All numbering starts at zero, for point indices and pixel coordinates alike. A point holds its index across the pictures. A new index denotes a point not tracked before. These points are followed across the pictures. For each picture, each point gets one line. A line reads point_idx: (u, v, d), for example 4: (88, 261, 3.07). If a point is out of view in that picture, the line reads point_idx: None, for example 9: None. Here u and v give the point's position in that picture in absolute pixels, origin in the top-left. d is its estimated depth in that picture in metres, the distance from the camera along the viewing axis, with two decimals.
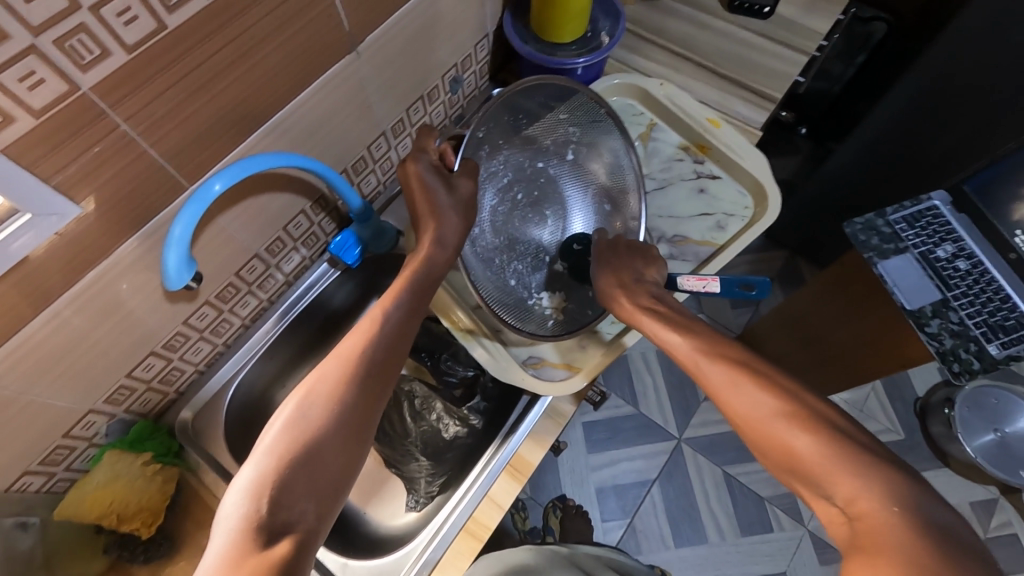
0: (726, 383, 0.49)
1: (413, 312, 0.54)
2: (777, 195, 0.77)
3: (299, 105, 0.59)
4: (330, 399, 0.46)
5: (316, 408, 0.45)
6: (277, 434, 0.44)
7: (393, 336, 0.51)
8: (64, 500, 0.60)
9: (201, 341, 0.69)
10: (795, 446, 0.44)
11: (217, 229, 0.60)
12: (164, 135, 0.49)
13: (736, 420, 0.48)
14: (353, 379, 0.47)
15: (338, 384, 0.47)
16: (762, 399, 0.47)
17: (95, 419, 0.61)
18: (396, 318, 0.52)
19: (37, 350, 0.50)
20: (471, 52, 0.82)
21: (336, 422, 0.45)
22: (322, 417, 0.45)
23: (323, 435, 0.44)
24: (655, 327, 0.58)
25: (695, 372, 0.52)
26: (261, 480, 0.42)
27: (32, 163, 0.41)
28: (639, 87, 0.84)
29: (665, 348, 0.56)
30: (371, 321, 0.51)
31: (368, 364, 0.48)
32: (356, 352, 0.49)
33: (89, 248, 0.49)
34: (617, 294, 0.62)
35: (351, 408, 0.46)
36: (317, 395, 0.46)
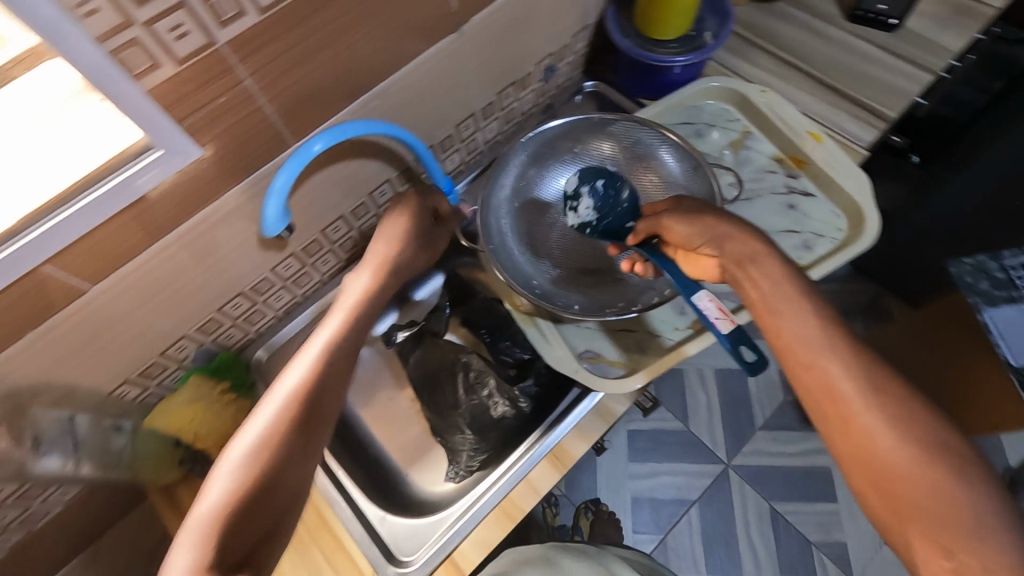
0: (846, 387, 0.46)
1: (359, 332, 0.61)
2: (877, 219, 0.71)
3: (401, 78, 0.62)
4: (277, 427, 0.52)
5: (264, 436, 0.52)
6: (230, 466, 0.50)
7: (336, 360, 0.58)
8: (153, 412, 0.67)
9: (283, 289, 0.74)
10: (898, 468, 0.43)
11: (310, 187, 0.64)
12: (280, 93, 0.53)
13: (828, 420, 0.46)
14: (299, 405, 0.54)
15: (285, 411, 0.53)
16: (880, 413, 0.44)
17: (187, 344, 0.67)
18: (340, 344, 0.59)
19: (149, 275, 0.56)
20: (569, 42, 0.82)
21: (285, 445, 0.52)
22: (272, 443, 0.52)
23: (273, 461, 0.51)
24: (768, 278, 0.52)
25: (807, 356, 0.48)
26: (216, 511, 0.47)
27: (169, 105, 0.46)
28: (739, 92, 0.81)
29: (778, 334, 0.50)
30: (314, 350, 0.58)
31: (312, 389, 0.55)
32: (303, 381, 0.55)
33: (204, 189, 0.54)
34: (721, 233, 0.56)
35: (298, 433, 0.53)
36: (269, 426, 0.53)
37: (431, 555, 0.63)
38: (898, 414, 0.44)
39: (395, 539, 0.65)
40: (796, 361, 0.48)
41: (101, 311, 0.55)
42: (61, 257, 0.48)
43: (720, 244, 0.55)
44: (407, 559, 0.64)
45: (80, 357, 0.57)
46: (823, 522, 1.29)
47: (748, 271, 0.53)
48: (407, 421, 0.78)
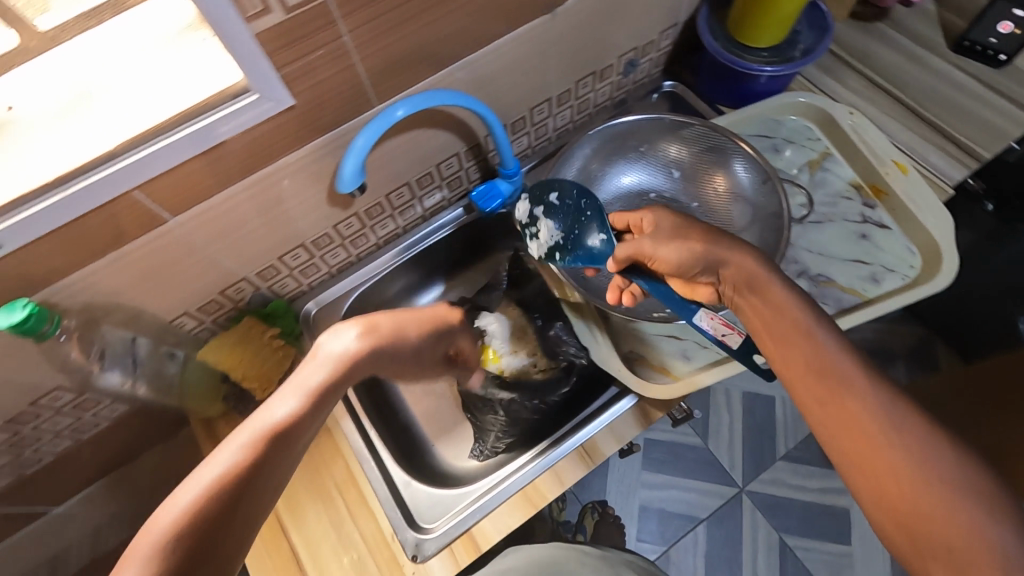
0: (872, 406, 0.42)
1: (323, 408, 0.51)
2: (955, 263, 0.68)
3: (488, 53, 0.62)
4: (198, 522, 0.39)
5: (175, 534, 0.38)
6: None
7: (290, 437, 0.46)
8: (207, 345, 0.69)
9: (340, 247, 0.75)
10: (924, 503, 0.38)
11: (383, 151, 0.65)
12: (373, 54, 0.53)
13: (861, 450, 0.41)
14: (232, 493, 0.41)
15: (210, 501, 0.40)
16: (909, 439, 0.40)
17: (245, 287, 0.70)
18: (299, 419, 0.48)
19: (223, 214, 0.58)
20: (655, 38, 0.80)
21: (205, 547, 0.39)
22: (190, 542, 0.38)
23: (186, 571, 0.37)
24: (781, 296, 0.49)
25: (826, 373, 0.45)
26: (195, 508, 0.40)
27: (272, 52, 0.47)
28: (825, 110, 0.78)
29: (784, 355, 0.48)
30: (264, 422, 0.46)
31: (253, 472, 0.43)
32: (244, 461, 0.43)
33: (287, 138, 0.55)
34: (719, 251, 0.53)
35: (224, 530, 0.40)
36: (183, 519, 0.39)
37: (449, 528, 0.63)
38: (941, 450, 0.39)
39: (417, 505, 0.67)
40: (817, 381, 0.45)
41: (174, 243, 0.57)
42: (150, 185, 0.50)
43: (720, 264, 0.52)
44: (428, 526, 0.65)
45: (149, 284, 0.59)
46: (834, 563, 1.26)
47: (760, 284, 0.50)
48: (441, 393, 0.80)
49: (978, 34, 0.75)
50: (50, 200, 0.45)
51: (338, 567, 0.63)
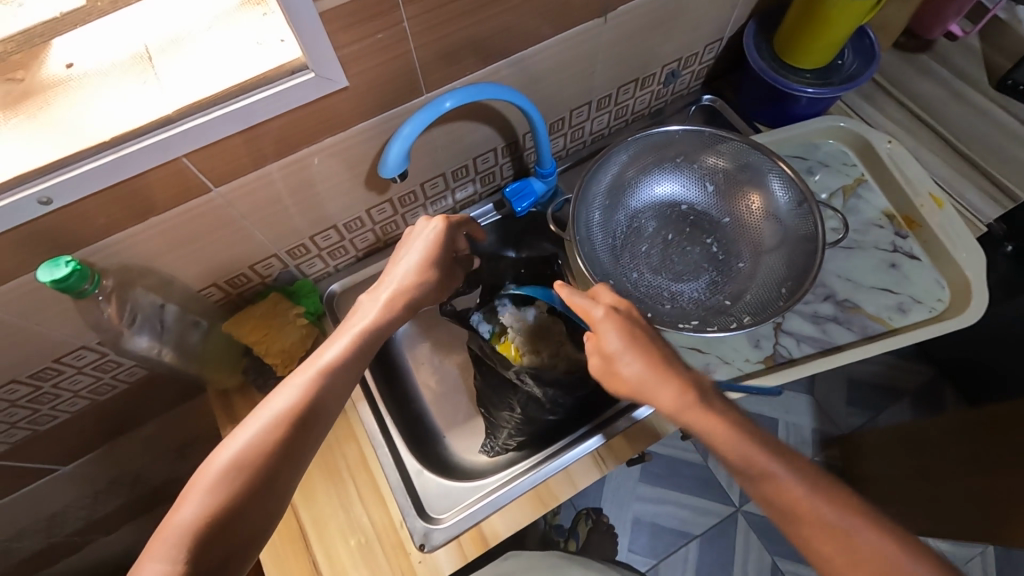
0: (808, 507, 0.45)
1: (365, 354, 0.55)
2: (984, 300, 0.68)
3: (538, 51, 0.62)
4: (261, 453, 0.47)
5: (244, 461, 0.46)
6: (202, 487, 0.45)
7: (334, 383, 0.52)
8: (232, 318, 0.69)
9: (370, 232, 0.75)
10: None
11: (426, 139, 0.65)
12: (429, 43, 0.54)
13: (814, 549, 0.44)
14: (283, 435, 0.48)
15: (271, 438, 0.48)
16: (840, 535, 0.44)
17: (273, 263, 0.70)
18: (344, 364, 0.53)
19: (262, 189, 0.58)
20: (700, 51, 0.80)
21: (264, 477, 0.47)
22: (253, 470, 0.46)
23: (251, 492, 0.46)
24: (704, 419, 0.49)
25: (762, 476, 0.47)
26: (252, 445, 0.47)
27: (334, 32, 0.47)
28: (863, 137, 0.78)
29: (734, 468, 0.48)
30: (315, 368, 0.52)
31: (304, 416, 0.50)
32: (295, 405, 0.49)
33: (335, 118, 0.56)
34: (648, 382, 0.51)
35: (280, 463, 0.48)
36: (250, 448, 0.47)
37: (458, 521, 0.64)
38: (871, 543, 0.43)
39: (426, 495, 0.67)
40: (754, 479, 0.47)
41: (212, 213, 0.57)
42: (199, 153, 0.50)
43: (647, 394, 0.52)
44: (437, 517, 0.65)
45: (182, 252, 0.59)
46: None
47: (683, 418, 0.50)
48: (454, 387, 0.78)
49: (1021, 74, 0.74)
50: (104, 160, 0.46)
51: (345, 549, 0.63)
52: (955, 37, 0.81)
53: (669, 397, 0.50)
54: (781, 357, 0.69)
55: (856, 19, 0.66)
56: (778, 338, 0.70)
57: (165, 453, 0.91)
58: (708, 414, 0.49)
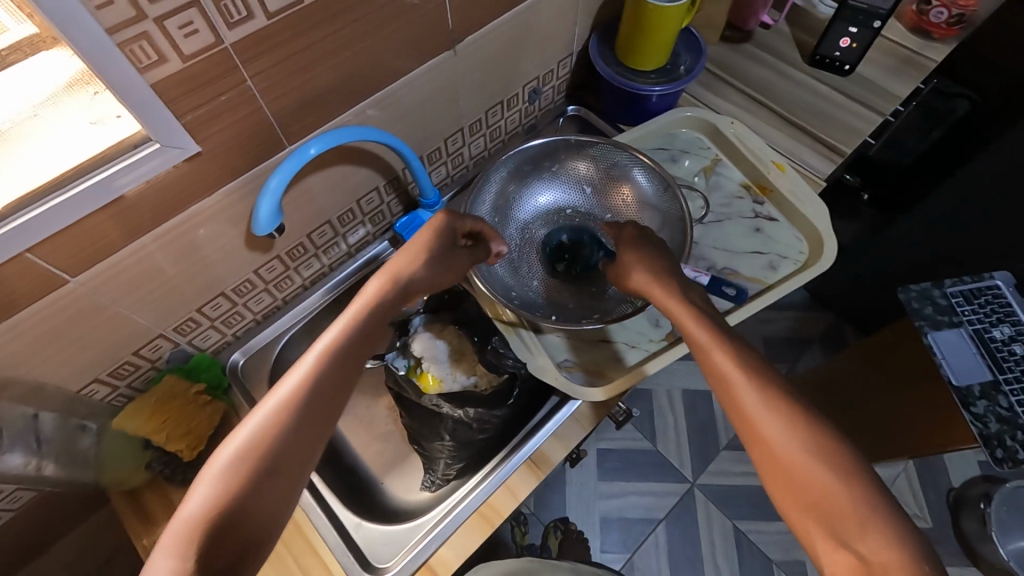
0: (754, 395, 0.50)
1: (372, 333, 0.52)
2: (834, 246, 0.77)
3: (396, 89, 0.65)
4: (268, 440, 0.44)
5: (249, 448, 0.43)
6: (208, 477, 0.42)
7: (343, 357, 0.49)
8: (122, 412, 0.64)
9: (264, 292, 0.73)
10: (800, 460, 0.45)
11: (300, 190, 0.65)
12: (280, 96, 0.54)
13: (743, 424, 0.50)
14: (290, 420, 0.45)
15: (276, 423, 0.45)
16: (788, 439, 0.47)
17: (162, 344, 0.66)
18: (350, 344, 0.50)
19: (130, 271, 0.55)
20: (555, 67, 0.86)
21: (272, 461, 0.43)
22: (258, 456, 0.43)
23: (261, 476, 0.43)
24: (681, 312, 0.58)
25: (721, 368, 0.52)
26: (258, 428, 0.44)
27: (171, 101, 0.46)
28: (710, 122, 0.87)
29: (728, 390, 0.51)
30: (316, 350, 0.49)
31: (312, 395, 0.46)
32: (302, 385, 0.46)
33: (195, 185, 0.54)
34: (649, 282, 0.62)
35: (289, 446, 0.44)
36: (258, 434, 0.44)
37: (407, 562, 0.62)
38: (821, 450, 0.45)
39: (371, 545, 0.65)
40: (723, 388, 0.52)
41: (78, 304, 0.53)
42: (46, 244, 0.47)
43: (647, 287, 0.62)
44: (383, 566, 0.63)
45: (49, 353, 0.55)
46: (783, 542, 1.33)
47: (709, 354, 0.54)
48: (386, 431, 0.77)
49: (825, 50, 0.87)
50: None
51: None
52: (768, 25, 0.96)
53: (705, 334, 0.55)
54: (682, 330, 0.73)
55: (677, 19, 0.74)
56: None
57: None
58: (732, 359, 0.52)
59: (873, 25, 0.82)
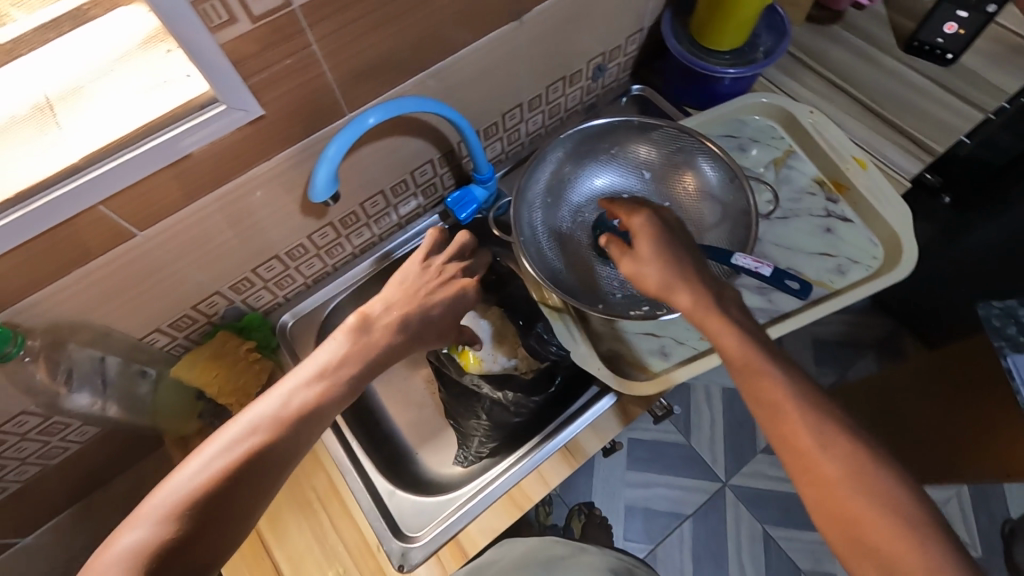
0: (793, 404, 0.48)
1: (339, 394, 0.54)
2: (914, 255, 0.71)
3: (459, 60, 0.63)
4: (208, 488, 0.45)
5: (187, 494, 0.44)
6: (152, 517, 0.43)
7: (301, 417, 0.51)
8: (180, 361, 0.68)
9: (316, 257, 0.75)
10: (843, 478, 0.44)
11: (356, 159, 0.65)
12: (343, 62, 0.53)
13: (782, 438, 0.48)
14: (240, 470, 0.46)
15: (219, 473, 0.46)
16: (829, 458, 0.45)
17: (218, 301, 0.68)
18: (314, 402, 0.53)
19: (192, 229, 0.57)
20: (622, 43, 0.81)
21: (214, 508, 0.44)
22: (195, 505, 0.44)
23: (201, 521, 0.44)
24: (715, 326, 0.53)
25: (756, 374, 0.50)
26: (209, 476, 0.46)
27: (239, 62, 0.46)
28: (787, 110, 0.81)
29: (763, 402, 0.49)
30: (280, 404, 0.51)
31: (265, 451, 0.48)
32: (255, 443, 0.48)
33: (257, 148, 0.55)
34: (672, 284, 0.56)
35: (228, 495, 0.45)
36: (200, 480, 0.45)
37: (435, 535, 0.63)
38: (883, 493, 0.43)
39: (402, 514, 0.66)
40: (770, 418, 0.48)
41: (144, 257, 0.56)
42: (117, 198, 0.49)
43: (669, 293, 0.56)
44: (413, 535, 0.64)
45: (115, 301, 0.58)
46: (815, 553, 1.28)
47: (743, 361, 0.51)
48: (422, 403, 0.78)
49: (926, 35, 0.77)
50: (10, 218, 0.44)
51: None
52: (862, 5, 0.85)
53: (735, 343, 0.52)
54: None
55: None
56: None
57: None
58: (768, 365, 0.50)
59: (986, 10, 0.73)
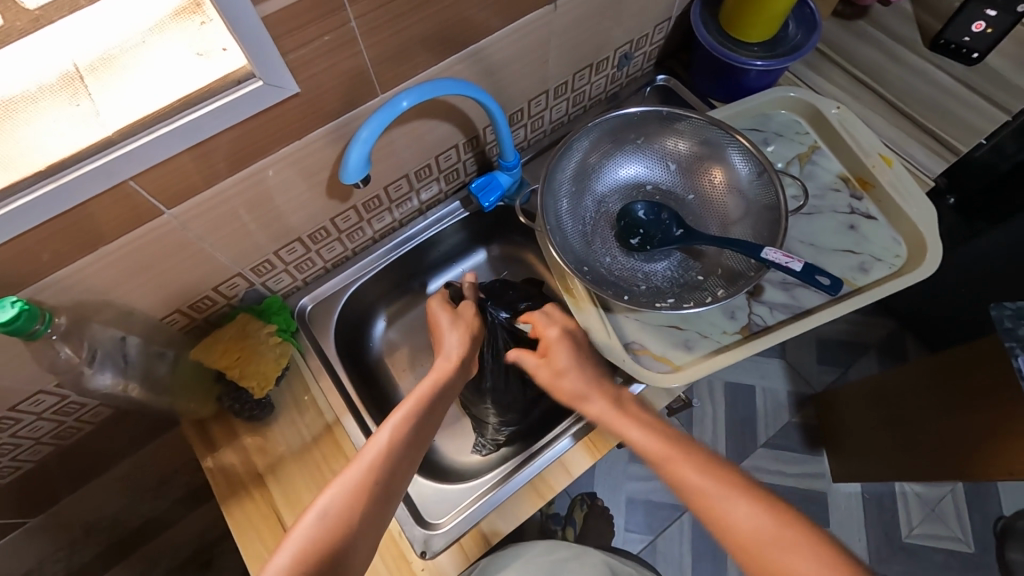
0: (702, 479, 0.50)
1: (429, 418, 0.57)
2: (938, 253, 0.70)
3: (494, 42, 0.62)
4: (330, 545, 0.47)
5: (311, 552, 0.46)
6: (290, 549, 0.47)
7: (403, 455, 0.53)
8: (201, 343, 0.66)
9: (337, 241, 0.73)
10: (764, 543, 0.46)
11: (385, 142, 0.64)
12: (379, 42, 0.52)
13: (706, 515, 0.49)
14: (363, 499, 0.50)
15: (339, 527, 0.48)
16: (747, 523, 0.47)
17: (238, 283, 0.67)
18: (412, 428, 0.55)
19: (218, 208, 0.56)
20: (650, 32, 0.80)
21: (346, 540, 0.48)
22: (329, 541, 0.47)
23: (335, 551, 0.47)
24: (621, 424, 0.57)
25: (663, 457, 0.52)
26: (337, 507, 0.49)
27: (278, 37, 0.45)
28: (814, 105, 0.81)
29: (676, 483, 0.51)
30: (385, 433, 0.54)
31: (380, 480, 0.51)
32: (367, 473, 0.51)
33: (288, 128, 0.54)
34: (584, 393, 0.61)
35: (355, 540, 0.48)
36: (323, 528, 0.48)
37: (457, 523, 0.63)
38: (805, 545, 0.45)
39: (423, 500, 0.66)
40: (687, 496, 0.50)
41: (169, 236, 0.55)
42: (147, 175, 0.48)
43: (582, 400, 0.60)
44: (435, 522, 0.64)
45: (137, 280, 0.56)
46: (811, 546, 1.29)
47: (653, 458, 0.53)
48: None
49: (952, 34, 0.77)
50: (41, 191, 0.43)
51: None
52: (889, 1, 0.85)
53: (638, 434, 0.55)
54: (757, 326, 0.70)
55: None
56: (752, 308, 0.71)
57: (142, 493, 0.87)
58: (668, 446, 0.52)
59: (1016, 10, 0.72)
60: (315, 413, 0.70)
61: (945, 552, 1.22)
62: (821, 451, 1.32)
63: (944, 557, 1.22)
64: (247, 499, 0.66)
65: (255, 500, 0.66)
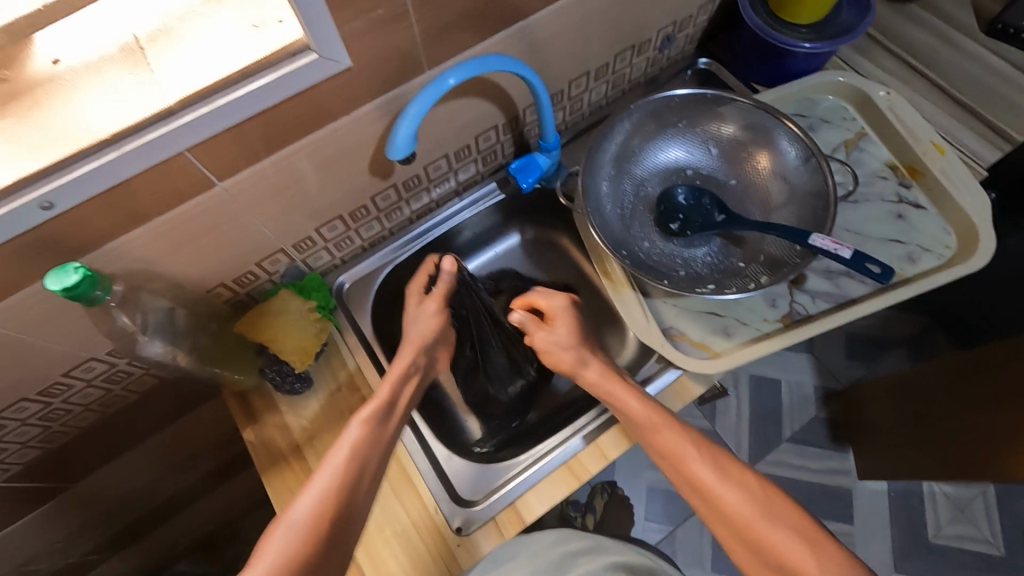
0: (691, 452, 0.56)
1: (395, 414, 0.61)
2: (992, 243, 0.68)
3: (540, 19, 0.61)
4: (312, 540, 0.48)
5: (295, 551, 0.47)
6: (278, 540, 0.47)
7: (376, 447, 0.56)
8: (244, 318, 0.68)
9: (375, 220, 0.74)
10: (743, 509, 0.51)
11: (428, 120, 0.64)
12: (429, 16, 0.52)
13: (693, 485, 0.55)
14: (343, 489, 0.52)
15: (320, 524, 0.49)
16: (727, 491, 0.52)
17: (280, 258, 0.68)
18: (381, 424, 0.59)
19: (264, 182, 0.56)
20: (695, 13, 0.78)
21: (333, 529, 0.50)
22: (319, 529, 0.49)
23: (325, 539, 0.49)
24: (619, 391, 0.61)
25: (656, 430, 0.58)
26: (321, 498, 0.51)
27: (335, 9, 0.45)
28: (861, 90, 0.78)
29: (669, 454, 0.56)
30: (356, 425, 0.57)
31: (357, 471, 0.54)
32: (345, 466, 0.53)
33: (336, 102, 0.54)
34: (585, 358, 0.65)
35: (341, 526, 0.50)
36: (309, 517, 0.49)
37: (492, 502, 0.64)
38: (779, 512, 0.50)
39: (458, 479, 0.67)
40: (676, 468, 0.56)
41: (218, 208, 0.55)
42: (202, 145, 0.48)
43: (581, 365, 0.65)
44: (471, 500, 0.65)
45: (185, 251, 0.57)
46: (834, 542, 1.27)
47: (650, 432, 0.58)
48: None
49: (1011, 16, 0.72)
50: (105, 158, 0.44)
51: (382, 538, 0.63)
52: None
53: (638, 406, 0.59)
54: (799, 314, 0.69)
55: None
56: (794, 296, 0.70)
57: (177, 464, 0.90)
58: (666, 421, 0.58)
59: None
60: (352, 388, 0.71)
61: (974, 554, 1.20)
62: (847, 447, 1.30)
63: (972, 559, 1.20)
64: (287, 470, 0.67)
65: (295, 471, 0.67)
